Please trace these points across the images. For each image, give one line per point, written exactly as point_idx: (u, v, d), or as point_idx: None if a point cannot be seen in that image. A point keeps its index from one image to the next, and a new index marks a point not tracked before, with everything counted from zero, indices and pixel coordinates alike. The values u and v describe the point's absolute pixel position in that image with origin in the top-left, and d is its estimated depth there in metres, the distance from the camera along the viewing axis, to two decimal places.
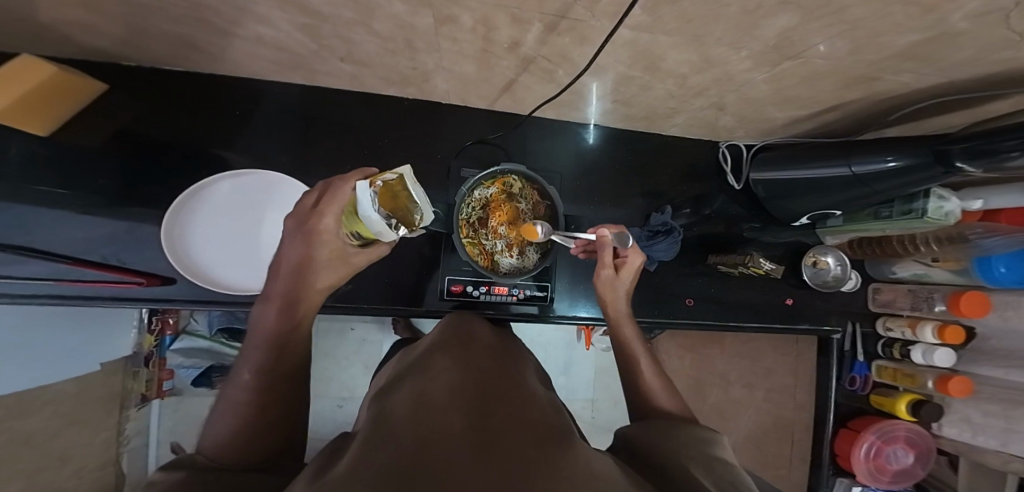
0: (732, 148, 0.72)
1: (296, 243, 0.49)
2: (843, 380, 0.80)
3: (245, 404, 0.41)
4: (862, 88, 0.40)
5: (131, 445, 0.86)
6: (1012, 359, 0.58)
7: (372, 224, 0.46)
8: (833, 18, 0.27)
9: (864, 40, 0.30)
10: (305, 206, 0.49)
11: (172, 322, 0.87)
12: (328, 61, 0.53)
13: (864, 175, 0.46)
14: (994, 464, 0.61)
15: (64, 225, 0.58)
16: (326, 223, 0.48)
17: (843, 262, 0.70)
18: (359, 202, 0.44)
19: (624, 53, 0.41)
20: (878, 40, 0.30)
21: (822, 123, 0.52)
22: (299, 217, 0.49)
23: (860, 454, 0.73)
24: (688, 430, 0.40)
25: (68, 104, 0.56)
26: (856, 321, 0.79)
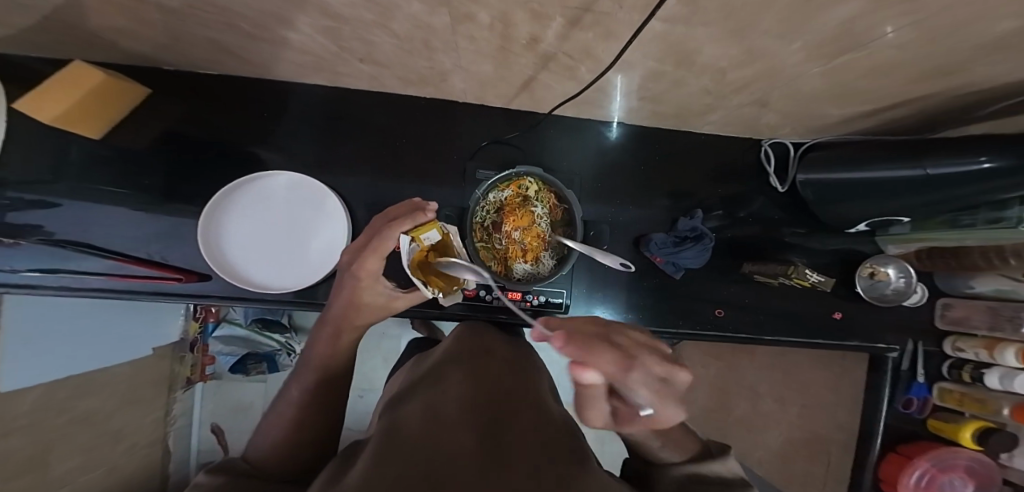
0: (776, 146, 0.65)
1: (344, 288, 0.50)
2: (896, 402, 0.71)
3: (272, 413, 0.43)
4: (943, 82, 0.34)
5: (177, 424, 0.93)
6: None
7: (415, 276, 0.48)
8: (910, 5, 0.22)
9: (950, 28, 0.25)
10: (357, 243, 0.51)
11: (214, 311, 0.92)
12: (349, 63, 0.53)
13: (941, 178, 0.39)
14: None
15: (115, 224, 0.62)
16: (369, 270, 0.48)
17: (907, 273, 0.63)
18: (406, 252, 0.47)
19: (654, 47, 0.37)
20: (968, 27, 0.25)
21: (887, 120, 0.46)
22: (352, 253, 0.51)
23: (910, 481, 0.65)
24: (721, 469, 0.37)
25: (117, 109, 0.59)
26: (918, 339, 0.70)
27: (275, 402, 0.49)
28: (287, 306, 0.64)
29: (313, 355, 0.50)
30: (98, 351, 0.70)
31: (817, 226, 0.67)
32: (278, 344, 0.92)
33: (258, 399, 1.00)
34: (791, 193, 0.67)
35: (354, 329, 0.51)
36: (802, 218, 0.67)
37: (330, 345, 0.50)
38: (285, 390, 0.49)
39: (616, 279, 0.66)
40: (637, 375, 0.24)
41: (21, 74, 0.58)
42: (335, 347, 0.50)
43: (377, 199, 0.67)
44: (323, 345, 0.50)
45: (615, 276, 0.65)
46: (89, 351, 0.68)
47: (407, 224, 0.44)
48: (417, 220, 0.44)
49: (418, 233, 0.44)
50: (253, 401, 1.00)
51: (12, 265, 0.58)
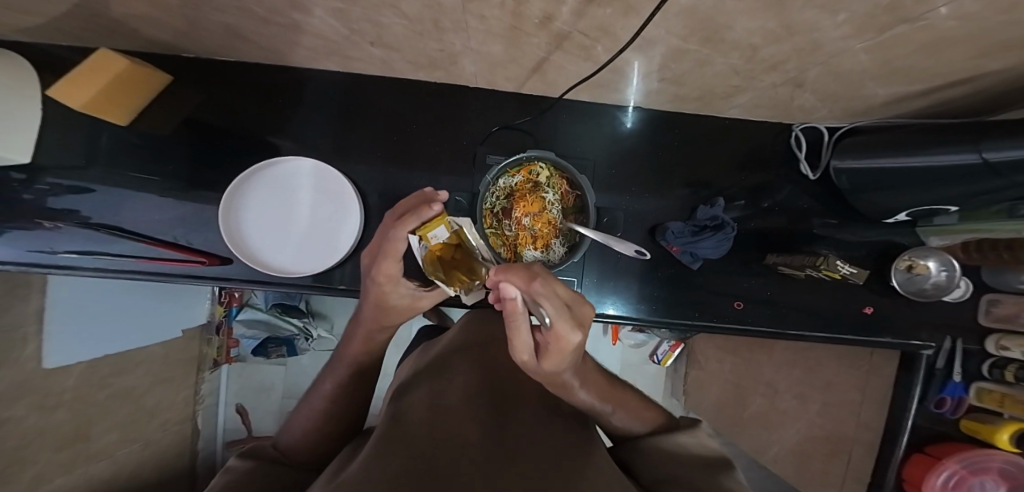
0: (809, 130, 0.60)
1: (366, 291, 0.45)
2: (927, 401, 0.68)
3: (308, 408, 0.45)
4: (1015, 56, 0.30)
5: (205, 404, 0.99)
6: None
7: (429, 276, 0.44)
8: None
9: None
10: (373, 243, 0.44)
11: (237, 296, 0.93)
12: (359, 46, 0.52)
13: (1000, 164, 0.35)
14: None
15: (142, 208, 0.64)
16: (391, 274, 0.42)
17: (949, 267, 0.56)
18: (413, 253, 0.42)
19: (679, 23, 0.34)
20: None
21: (941, 100, 0.41)
22: (370, 255, 0.45)
23: (936, 483, 0.63)
24: (724, 477, 0.36)
25: (141, 96, 0.60)
26: (958, 336, 0.67)
27: (305, 397, 0.50)
28: (303, 291, 0.66)
29: (348, 352, 0.50)
30: (133, 331, 0.74)
31: (848, 215, 0.62)
32: (297, 329, 0.95)
33: (278, 381, 1.05)
34: (824, 181, 0.62)
35: (384, 329, 0.48)
36: (836, 208, 0.63)
37: (363, 341, 0.49)
38: (317, 385, 0.50)
39: (630, 269, 0.64)
40: (555, 284, 0.29)
41: (50, 63, 0.59)
42: (371, 345, 0.49)
43: (389, 186, 0.66)
44: (357, 344, 0.50)
45: (629, 267, 0.63)
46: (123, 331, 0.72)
47: (412, 222, 0.38)
48: (425, 217, 0.37)
49: (425, 231, 0.38)
50: (275, 382, 1.05)
51: (51, 246, 0.60)
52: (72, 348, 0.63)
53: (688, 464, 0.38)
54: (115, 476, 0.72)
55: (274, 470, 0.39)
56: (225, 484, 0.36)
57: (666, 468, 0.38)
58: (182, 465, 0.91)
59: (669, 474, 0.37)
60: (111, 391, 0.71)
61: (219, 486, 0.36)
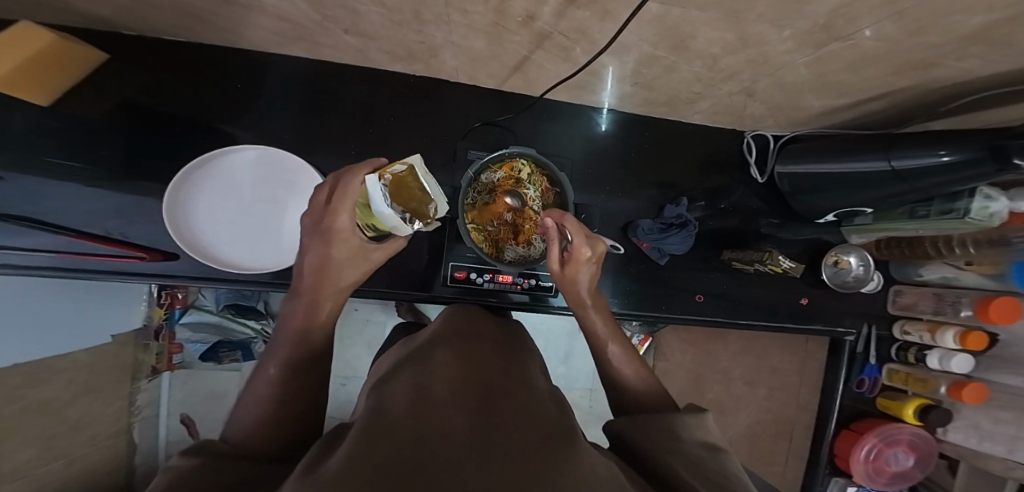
0: (759, 138, 0.68)
1: (315, 242, 0.51)
2: (850, 382, 0.78)
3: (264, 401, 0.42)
4: (916, 76, 0.36)
5: (142, 415, 0.87)
6: None
7: (387, 219, 0.45)
8: None
9: (923, 20, 0.27)
10: (319, 202, 0.51)
11: (181, 297, 0.87)
12: (332, 33, 0.50)
13: (905, 171, 0.42)
14: (996, 470, 0.62)
15: (67, 197, 0.56)
16: (341, 222, 0.49)
17: (866, 262, 0.67)
18: (372, 198, 0.43)
19: (653, 30, 0.37)
20: (939, 20, 0.26)
21: (857, 114, 0.48)
22: (316, 214, 0.51)
23: (860, 455, 0.72)
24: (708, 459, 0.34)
25: (68, 73, 0.53)
26: (872, 323, 0.75)
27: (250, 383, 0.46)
28: (265, 287, 0.62)
29: (291, 325, 0.50)
30: (53, 336, 0.64)
31: (788, 215, 0.70)
32: (254, 332, 0.88)
33: (231, 389, 0.97)
34: (769, 184, 0.70)
35: (337, 290, 0.52)
36: (780, 210, 0.70)
37: (311, 309, 0.50)
38: (260, 370, 0.47)
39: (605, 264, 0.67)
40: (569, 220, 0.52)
41: None
42: (317, 320, 0.51)
43: None
44: (301, 314, 0.50)
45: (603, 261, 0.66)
46: (43, 335, 0.62)
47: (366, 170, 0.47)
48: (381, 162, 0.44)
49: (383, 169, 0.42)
50: (226, 391, 0.96)
51: None
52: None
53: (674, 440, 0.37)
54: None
55: (230, 461, 0.33)
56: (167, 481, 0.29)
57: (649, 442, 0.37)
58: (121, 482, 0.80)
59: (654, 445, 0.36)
60: (30, 402, 0.61)
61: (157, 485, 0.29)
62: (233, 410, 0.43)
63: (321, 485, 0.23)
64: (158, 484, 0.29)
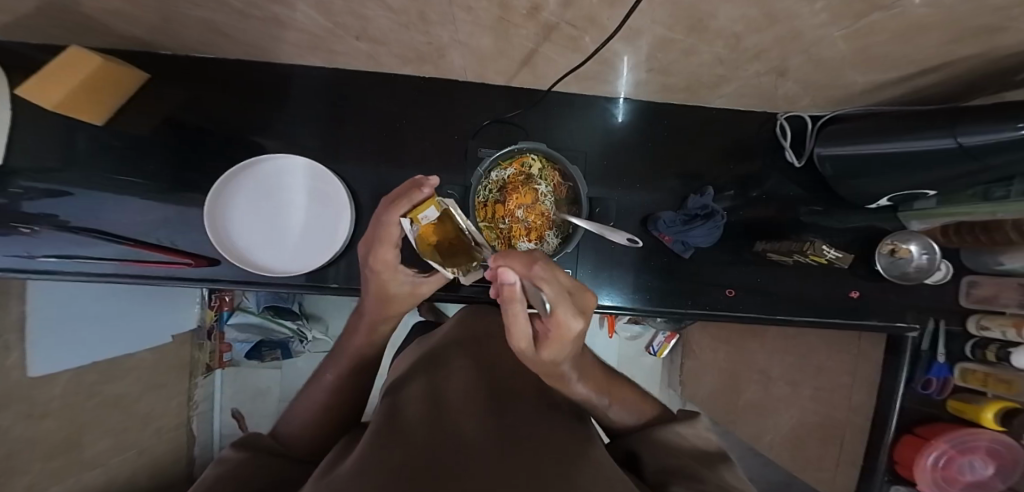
0: (794, 120, 0.62)
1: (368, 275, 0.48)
2: (915, 382, 0.70)
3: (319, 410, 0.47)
4: (983, 43, 0.30)
5: (199, 410, 0.96)
6: None
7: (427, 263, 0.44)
8: None
9: None
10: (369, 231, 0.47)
11: (229, 299, 0.93)
12: (344, 40, 0.51)
13: (975, 149, 0.36)
14: None
15: (125, 210, 0.63)
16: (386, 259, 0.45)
17: (931, 250, 0.57)
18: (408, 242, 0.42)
19: (664, 12, 0.34)
20: None
21: (917, 87, 0.42)
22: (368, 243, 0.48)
23: (927, 463, 0.65)
24: (724, 472, 0.35)
25: (115, 95, 0.58)
26: (940, 317, 0.69)
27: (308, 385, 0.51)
28: (297, 290, 0.65)
29: (351, 344, 0.51)
30: (122, 335, 0.73)
31: (834, 200, 0.63)
32: (291, 331, 0.95)
33: (274, 384, 1.04)
34: (808, 168, 0.63)
35: (387, 318, 0.51)
36: (823, 196, 0.64)
37: (365, 331, 0.51)
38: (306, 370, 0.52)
39: (626, 259, 0.64)
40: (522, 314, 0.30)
41: (24, 63, 0.57)
42: (373, 339, 0.51)
43: (379, 183, 0.66)
44: (360, 337, 0.51)
45: (622, 257, 0.64)
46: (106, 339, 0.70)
47: (403, 207, 0.40)
48: (415, 200, 0.39)
49: (415, 215, 0.39)
50: (270, 386, 1.04)
51: (29, 251, 0.58)
52: (59, 356, 0.62)
53: (687, 457, 0.37)
54: (110, 485, 0.71)
55: (268, 462, 0.37)
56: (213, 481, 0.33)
57: (665, 458, 0.37)
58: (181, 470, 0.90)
59: (670, 464, 0.36)
60: (101, 398, 0.69)
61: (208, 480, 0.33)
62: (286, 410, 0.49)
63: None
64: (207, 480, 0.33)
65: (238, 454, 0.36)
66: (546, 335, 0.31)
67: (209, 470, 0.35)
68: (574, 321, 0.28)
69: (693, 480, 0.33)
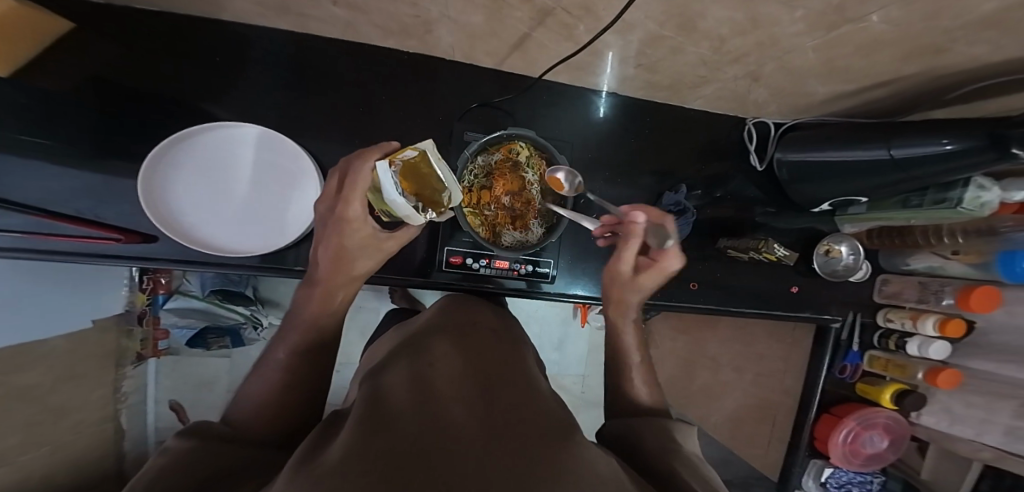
0: (760, 126, 0.68)
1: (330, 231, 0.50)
2: (834, 368, 0.80)
3: (277, 386, 0.43)
4: (921, 62, 0.35)
5: (128, 402, 0.85)
6: (1005, 354, 0.60)
7: (399, 208, 0.43)
8: None
9: (935, 3, 0.26)
10: (333, 187, 0.50)
11: (164, 282, 0.84)
12: (321, 3, 0.47)
13: (904, 160, 0.42)
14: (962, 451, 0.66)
15: (29, 174, 0.53)
16: (355, 208, 0.47)
17: (856, 251, 0.68)
18: (383, 186, 0.42)
19: (658, 8, 0.36)
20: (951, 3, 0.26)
21: (858, 102, 0.48)
22: (331, 199, 0.50)
23: (838, 439, 0.75)
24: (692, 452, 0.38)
25: (18, 43, 0.47)
26: (857, 310, 0.78)
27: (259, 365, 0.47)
28: (253, 271, 0.60)
29: (303, 316, 0.50)
30: (39, 318, 0.62)
31: (785, 203, 0.70)
32: (243, 317, 0.86)
33: (222, 373, 0.96)
34: (768, 173, 0.70)
35: (347, 282, 0.51)
36: (777, 199, 0.70)
37: (320, 300, 0.50)
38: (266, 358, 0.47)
39: (601, 250, 0.66)
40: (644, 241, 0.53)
41: None
42: (328, 307, 0.51)
43: None
44: (313, 305, 0.50)
45: (598, 248, 0.66)
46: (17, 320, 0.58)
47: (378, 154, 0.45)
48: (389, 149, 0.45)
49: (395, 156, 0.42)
50: (217, 375, 0.95)
51: None
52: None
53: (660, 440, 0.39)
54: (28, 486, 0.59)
55: (224, 450, 0.33)
56: (159, 469, 0.28)
57: (642, 442, 0.39)
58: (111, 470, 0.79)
59: (645, 448, 0.38)
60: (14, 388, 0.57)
61: (153, 469, 0.28)
62: (238, 392, 0.44)
63: (316, 477, 0.22)
64: (155, 467, 0.29)
65: (188, 442, 0.32)
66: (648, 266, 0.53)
67: (150, 460, 0.30)
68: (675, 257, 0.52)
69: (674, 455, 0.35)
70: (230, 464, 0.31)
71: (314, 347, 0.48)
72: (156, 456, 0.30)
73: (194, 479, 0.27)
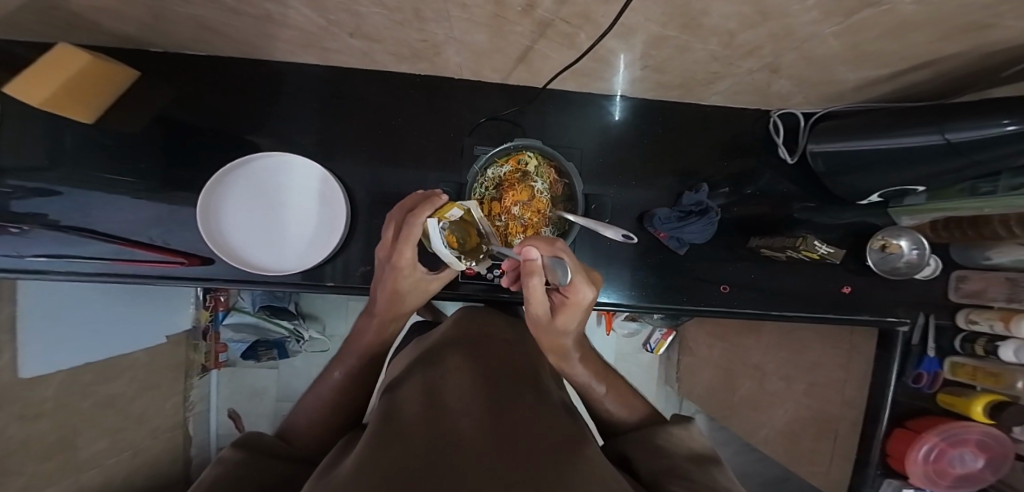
0: (786, 116, 0.62)
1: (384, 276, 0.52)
2: (906, 377, 0.71)
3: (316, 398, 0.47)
4: (970, 38, 0.31)
5: (195, 410, 0.96)
6: None
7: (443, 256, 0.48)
8: None
9: None
10: (387, 237, 0.52)
11: (223, 299, 0.91)
12: (339, 39, 0.51)
13: (961, 143, 0.37)
14: None
15: (115, 209, 0.61)
16: (407, 260, 0.49)
17: (921, 245, 0.58)
18: (431, 238, 0.46)
19: (656, 9, 0.35)
20: None
21: (908, 83, 0.43)
22: (388, 248, 0.52)
23: (918, 456, 0.65)
24: (717, 473, 0.36)
25: (106, 93, 0.57)
26: (929, 313, 0.70)
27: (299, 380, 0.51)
28: (292, 289, 0.65)
29: (356, 346, 0.53)
30: (114, 335, 0.72)
31: (826, 197, 0.64)
32: (287, 331, 0.94)
33: (270, 384, 1.04)
34: (801, 165, 0.64)
35: (397, 316, 0.54)
36: (816, 192, 0.64)
37: (376, 330, 0.53)
38: None
39: (622, 255, 0.64)
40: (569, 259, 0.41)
41: (7, 62, 0.56)
42: (382, 335, 0.54)
43: (376, 182, 0.66)
44: (371, 332, 0.54)
45: (619, 253, 0.64)
46: (97, 345, 0.69)
47: (428, 210, 0.46)
48: (437, 205, 0.46)
49: (441, 214, 0.46)
50: (266, 386, 1.04)
51: (18, 250, 0.57)
52: (52, 355, 0.61)
53: (679, 458, 0.38)
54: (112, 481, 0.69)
55: (258, 462, 0.35)
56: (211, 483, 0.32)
57: (660, 461, 0.37)
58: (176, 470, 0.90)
59: (661, 465, 0.36)
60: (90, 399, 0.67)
61: (206, 482, 0.32)
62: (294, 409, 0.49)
63: None
64: (207, 479, 0.32)
65: (237, 453, 0.36)
66: (563, 304, 0.44)
67: (208, 470, 0.34)
68: (584, 288, 0.41)
69: (686, 481, 0.33)
70: (266, 478, 0.34)
71: (368, 368, 0.52)
72: (212, 465, 0.34)
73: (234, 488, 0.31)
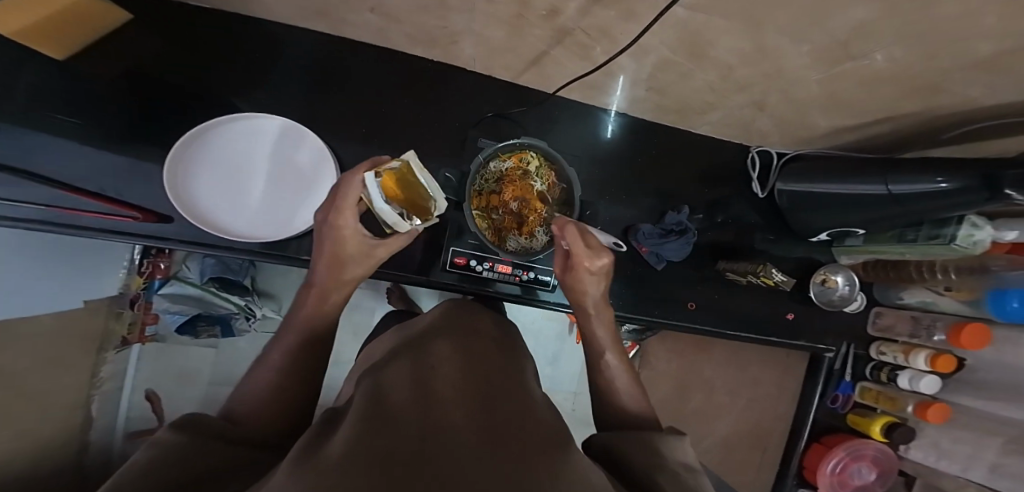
0: (763, 155, 0.70)
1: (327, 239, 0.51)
2: (826, 397, 0.81)
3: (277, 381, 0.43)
4: (919, 101, 0.37)
5: (104, 389, 0.81)
6: (993, 391, 0.61)
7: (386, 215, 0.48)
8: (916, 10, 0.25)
9: (927, 45, 0.28)
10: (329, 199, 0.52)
11: (163, 267, 0.83)
12: (352, 10, 0.48)
13: (901, 194, 0.44)
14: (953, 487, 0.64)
15: (61, 150, 0.52)
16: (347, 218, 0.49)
17: (851, 282, 0.68)
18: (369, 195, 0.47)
19: (672, 35, 0.38)
20: (942, 45, 0.28)
21: (865, 136, 0.50)
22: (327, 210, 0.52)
23: (827, 469, 0.75)
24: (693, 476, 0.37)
25: (76, 30, 0.48)
26: (851, 342, 0.77)
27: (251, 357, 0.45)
28: (251, 257, 0.58)
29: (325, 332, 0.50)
30: (38, 292, 0.60)
31: (784, 232, 0.72)
32: (237, 307, 0.86)
33: (205, 366, 0.94)
34: (769, 199, 0.71)
35: (341, 285, 0.52)
36: (776, 225, 0.72)
37: (313, 304, 0.51)
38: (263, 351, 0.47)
39: None
40: None
41: None
42: (325, 311, 0.51)
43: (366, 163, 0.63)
44: (308, 307, 0.51)
45: None
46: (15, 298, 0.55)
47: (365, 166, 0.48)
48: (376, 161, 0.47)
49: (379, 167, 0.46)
50: (200, 368, 0.94)
51: None
52: None
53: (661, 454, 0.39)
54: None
55: (208, 446, 0.30)
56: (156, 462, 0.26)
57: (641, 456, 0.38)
58: (89, 459, 0.77)
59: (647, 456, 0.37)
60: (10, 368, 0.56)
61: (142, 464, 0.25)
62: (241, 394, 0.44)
63: (323, 464, 0.22)
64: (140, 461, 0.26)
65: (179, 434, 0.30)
66: None
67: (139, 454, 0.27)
68: None
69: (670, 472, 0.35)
70: (235, 455, 0.31)
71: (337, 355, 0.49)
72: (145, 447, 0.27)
73: (184, 469, 0.25)
